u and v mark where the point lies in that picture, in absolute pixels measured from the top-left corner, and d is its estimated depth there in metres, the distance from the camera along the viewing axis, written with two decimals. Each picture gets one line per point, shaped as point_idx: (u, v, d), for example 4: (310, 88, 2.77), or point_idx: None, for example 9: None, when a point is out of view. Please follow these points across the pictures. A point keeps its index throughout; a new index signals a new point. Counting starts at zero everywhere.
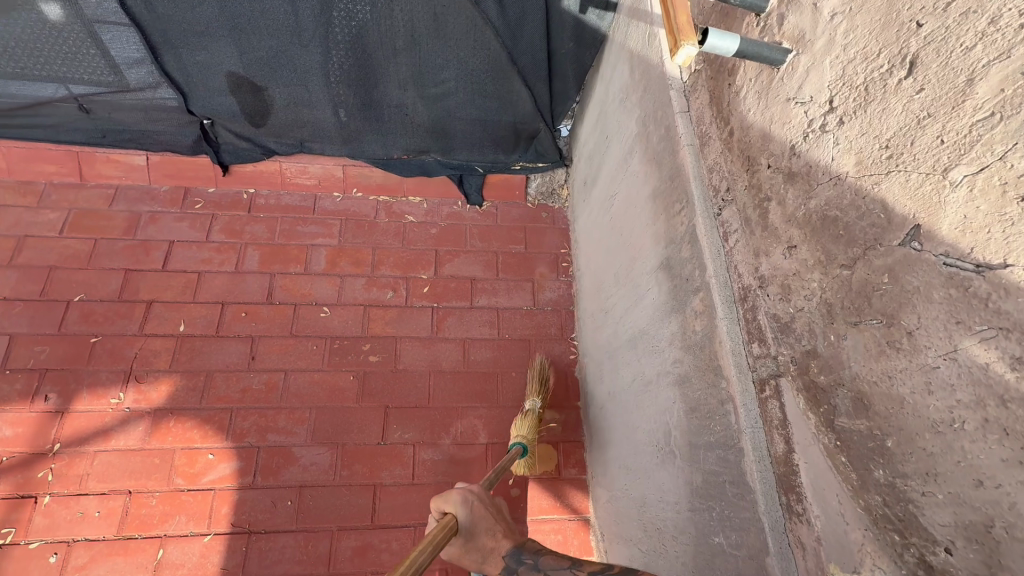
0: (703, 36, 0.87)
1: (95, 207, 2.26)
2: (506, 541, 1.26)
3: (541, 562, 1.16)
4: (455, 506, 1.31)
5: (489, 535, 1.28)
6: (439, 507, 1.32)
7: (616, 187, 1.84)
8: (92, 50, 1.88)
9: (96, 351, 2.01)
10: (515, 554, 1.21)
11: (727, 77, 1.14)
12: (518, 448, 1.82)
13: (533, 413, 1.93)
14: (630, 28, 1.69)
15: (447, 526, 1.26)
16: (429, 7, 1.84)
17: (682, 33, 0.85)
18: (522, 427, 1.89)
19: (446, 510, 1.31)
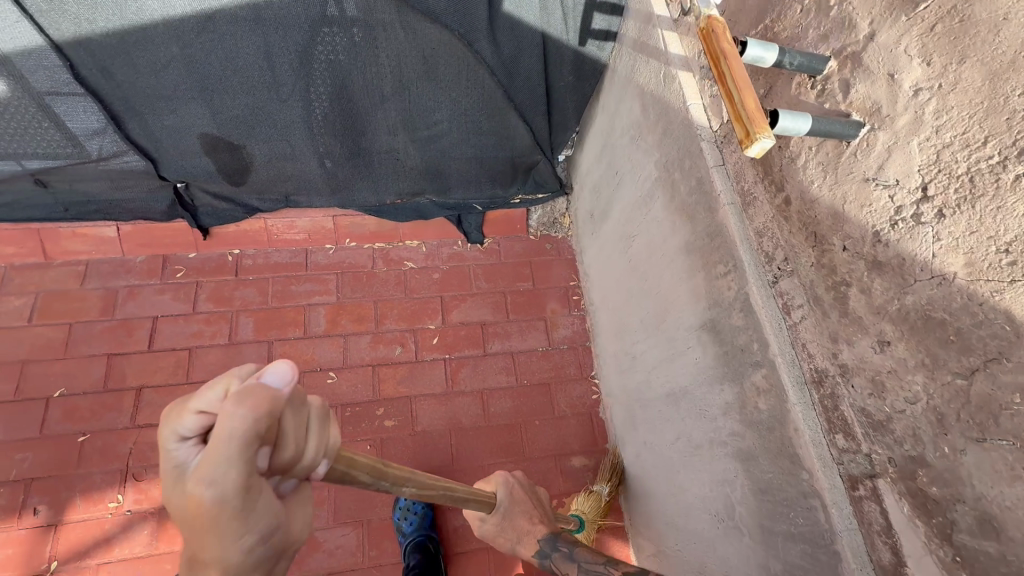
0: (773, 117, 0.79)
1: (65, 288, 2.06)
2: (543, 526, 1.52)
3: (576, 552, 1.45)
4: (496, 486, 1.50)
5: (525, 517, 1.51)
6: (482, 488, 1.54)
7: (633, 228, 1.74)
8: (45, 124, 1.69)
9: (86, 451, 1.84)
10: (551, 539, 1.50)
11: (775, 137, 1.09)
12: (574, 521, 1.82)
13: (597, 491, 1.90)
14: (637, 63, 1.59)
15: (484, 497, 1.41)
16: (418, 50, 1.69)
17: (756, 119, 0.76)
18: (583, 502, 1.89)
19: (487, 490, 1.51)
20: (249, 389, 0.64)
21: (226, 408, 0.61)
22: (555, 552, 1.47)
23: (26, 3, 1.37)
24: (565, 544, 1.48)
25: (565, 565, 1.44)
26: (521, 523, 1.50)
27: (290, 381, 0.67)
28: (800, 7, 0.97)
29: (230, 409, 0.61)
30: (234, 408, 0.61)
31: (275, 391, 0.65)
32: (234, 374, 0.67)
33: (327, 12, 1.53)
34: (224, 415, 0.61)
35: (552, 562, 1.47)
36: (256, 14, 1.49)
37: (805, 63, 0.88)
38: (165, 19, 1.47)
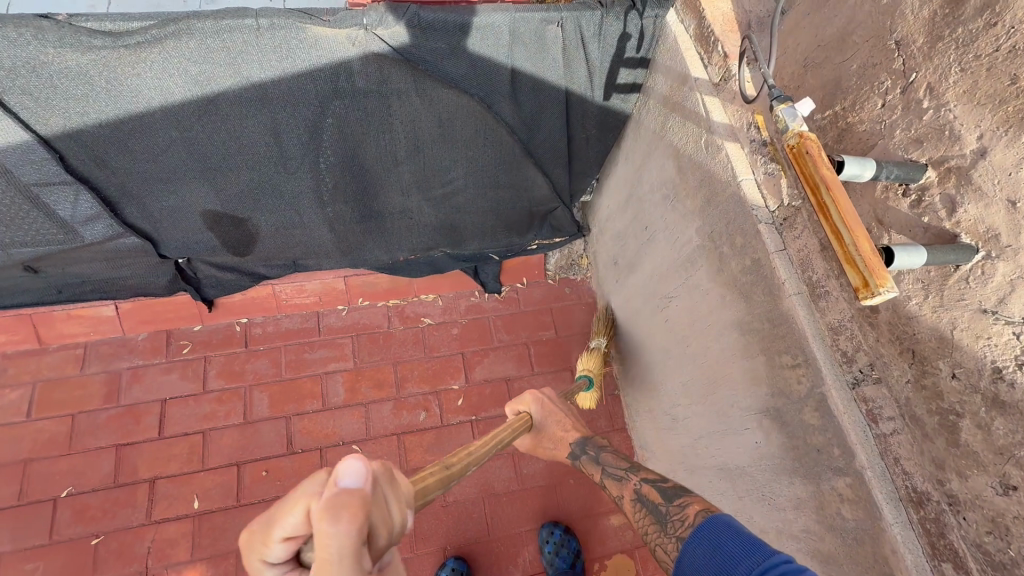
0: (888, 254, 0.72)
1: (64, 374, 1.93)
2: (575, 433, 1.42)
3: (601, 456, 1.34)
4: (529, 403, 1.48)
5: (557, 425, 1.45)
6: (514, 409, 1.48)
7: (667, 288, 1.67)
8: (34, 214, 1.55)
9: (101, 554, 1.73)
10: (582, 443, 1.40)
11: None
12: (583, 380, 1.90)
13: (596, 350, 2.02)
14: (669, 121, 1.50)
15: (524, 421, 1.42)
16: (434, 114, 1.58)
17: (876, 266, 0.68)
18: (588, 362, 1.98)
19: (520, 410, 1.47)
20: (332, 501, 0.59)
21: (325, 529, 0.57)
22: (584, 456, 1.36)
23: (9, 102, 1.24)
24: (594, 448, 1.37)
25: (590, 467, 1.34)
26: (555, 432, 1.44)
27: (367, 476, 0.63)
28: (880, 101, 0.90)
29: (328, 529, 0.57)
30: (332, 528, 0.57)
31: (358, 492, 0.61)
32: (305, 487, 0.61)
33: (338, 86, 1.42)
34: (325, 536, 0.57)
35: (581, 463, 1.38)
36: (262, 93, 1.38)
37: (902, 173, 0.81)
38: (162, 105, 1.34)
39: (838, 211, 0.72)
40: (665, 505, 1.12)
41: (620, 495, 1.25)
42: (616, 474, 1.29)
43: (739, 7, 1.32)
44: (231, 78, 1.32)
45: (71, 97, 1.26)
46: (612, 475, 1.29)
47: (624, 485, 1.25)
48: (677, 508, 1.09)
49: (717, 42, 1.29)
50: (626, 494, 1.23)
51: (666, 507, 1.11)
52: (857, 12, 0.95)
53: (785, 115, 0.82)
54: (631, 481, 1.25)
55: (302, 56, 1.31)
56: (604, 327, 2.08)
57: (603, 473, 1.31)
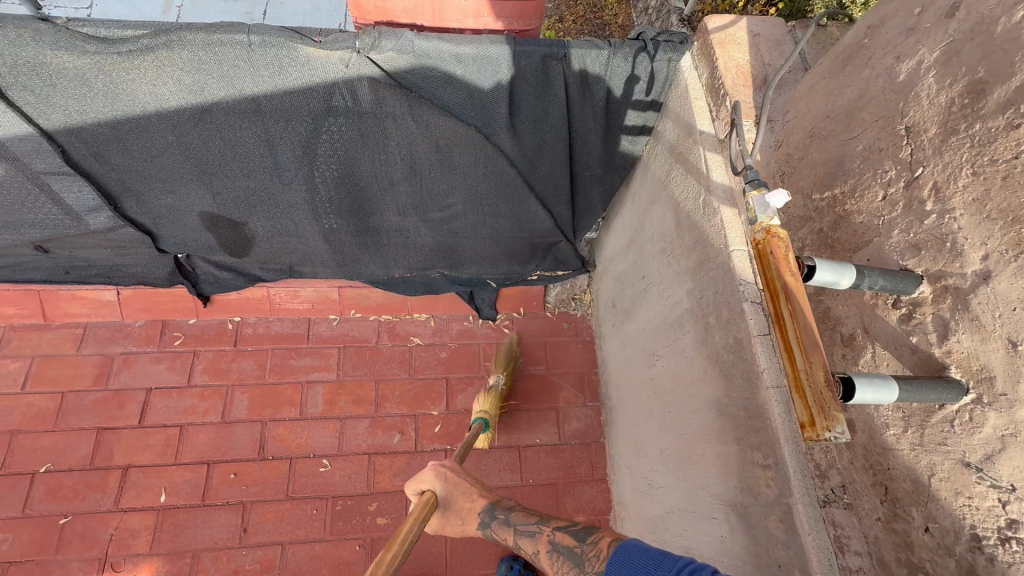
0: (848, 385, 0.66)
1: (62, 352, 2.00)
2: (481, 500, 1.32)
3: (511, 516, 1.23)
4: (431, 482, 1.35)
5: (465, 497, 1.33)
6: (415, 488, 1.36)
7: (656, 345, 1.55)
8: (42, 200, 1.61)
9: (66, 536, 1.76)
10: (490, 509, 1.28)
11: (837, 346, 0.88)
12: (480, 422, 1.79)
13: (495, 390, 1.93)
14: (673, 171, 1.40)
15: (426, 503, 1.29)
16: (432, 139, 1.53)
17: (828, 403, 0.64)
18: (485, 403, 1.88)
19: (423, 489, 1.35)
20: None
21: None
22: (493, 521, 1.24)
23: (13, 97, 1.29)
24: (502, 510, 1.26)
25: (501, 532, 1.22)
26: (461, 505, 1.32)
27: None
28: (882, 193, 0.81)
29: None
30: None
31: None
32: None
33: (333, 104, 1.40)
34: None
35: (491, 531, 1.25)
36: (256, 106, 1.38)
37: (895, 284, 0.73)
38: (158, 110, 1.36)
39: (796, 327, 0.69)
40: (581, 546, 1.06)
41: (536, 551, 1.15)
42: (528, 530, 1.19)
43: (757, 60, 1.23)
44: (225, 90, 1.33)
45: (70, 96, 1.30)
46: (525, 533, 1.19)
47: (538, 538, 1.16)
48: (591, 545, 1.05)
49: (726, 95, 1.20)
50: (542, 547, 1.14)
51: (581, 548, 1.06)
52: (871, 86, 0.85)
53: (758, 203, 0.80)
54: (544, 533, 1.16)
55: (294, 73, 1.31)
56: (503, 364, 2.03)
57: (516, 534, 1.20)
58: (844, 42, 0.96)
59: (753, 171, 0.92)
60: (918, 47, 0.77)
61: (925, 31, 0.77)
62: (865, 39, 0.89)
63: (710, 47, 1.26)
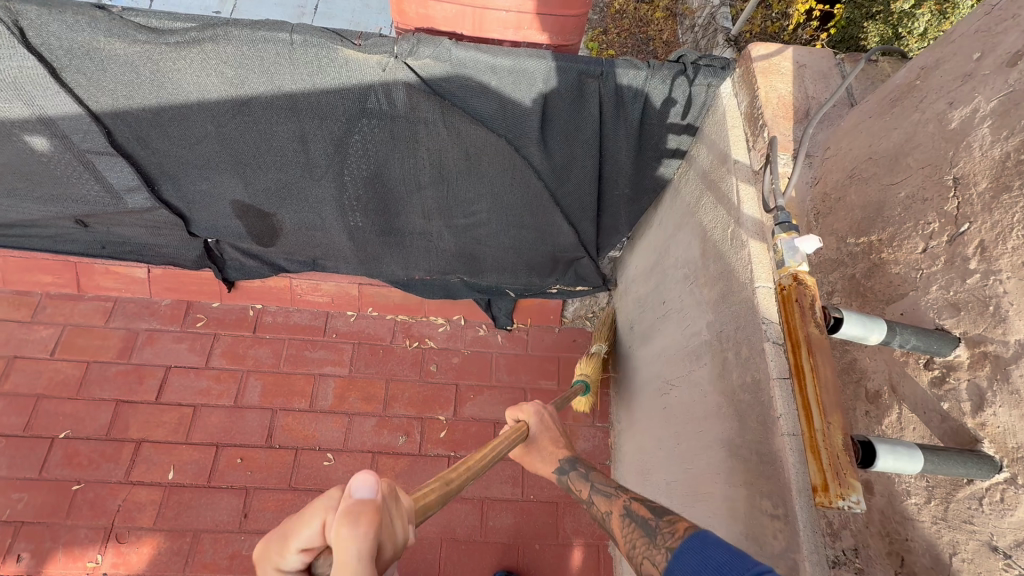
0: (868, 451, 0.63)
1: (91, 323, 2.08)
2: (566, 452, 1.29)
3: (592, 473, 1.18)
4: (529, 415, 1.38)
5: (552, 441, 1.33)
6: (513, 416, 1.40)
7: (670, 375, 1.52)
8: (86, 177, 1.67)
9: (76, 502, 1.81)
10: (572, 460, 1.25)
11: (862, 401, 0.85)
12: (580, 385, 1.88)
13: (596, 355, 2.00)
14: (703, 199, 1.37)
15: (517, 434, 1.31)
16: (461, 146, 1.54)
17: (844, 470, 0.65)
18: (587, 366, 1.95)
19: (520, 418, 1.39)
20: (350, 507, 0.63)
21: (343, 534, 0.61)
22: (573, 472, 1.21)
23: (67, 78, 1.35)
24: (583, 465, 1.22)
25: (579, 485, 1.18)
26: (546, 445, 1.33)
27: None
28: (922, 245, 0.77)
29: None
30: (351, 533, 0.61)
31: None
32: None
33: (366, 106, 1.42)
34: None
35: (569, 482, 1.21)
36: (292, 103, 1.40)
37: (931, 345, 0.69)
38: (200, 100, 1.40)
39: (817, 384, 0.70)
40: (656, 519, 0.96)
41: (607, 512, 1.09)
42: (604, 490, 1.13)
43: (800, 91, 1.20)
44: (264, 85, 1.36)
45: (119, 81, 1.35)
46: (600, 492, 1.13)
47: (613, 501, 1.09)
48: (666, 521, 0.93)
49: (765, 126, 1.16)
50: (615, 510, 1.07)
51: (655, 522, 0.95)
52: (919, 130, 0.81)
53: (785, 246, 0.77)
54: (621, 498, 1.08)
55: (332, 73, 1.33)
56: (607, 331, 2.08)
57: (592, 490, 1.14)
58: (894, 81, 0.92)
59: (785, 213, 0.87)
60: (972, 95, 0.73)
61: (981, 78, 0.73)
62: (917, 80, 0.85)
63: (751, 76, 1.23)
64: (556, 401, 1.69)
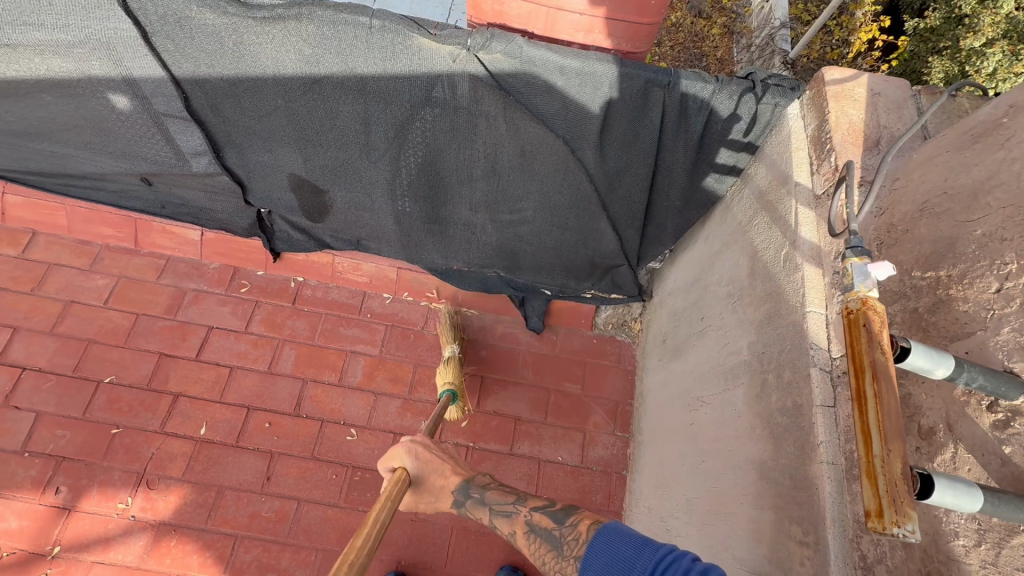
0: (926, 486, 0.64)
1: (143, 278, 2.18)
2: (456, 479, 1.45)
3: (486, 497, 1.36)
4: (401, 459, 1.47)
5: (436, 474, 1.47)
6: (387, 465, 1.47)
7: (703, 391, 1.51)
8: (158, 138, 1.76)
9: (114, 445, 1.91)
10: (463, 488, 1.41)
11: (913, 436, 0.86)
12: (446, 394, 1.90)
13: (452, 360, 2.01)
14: (757, 219, 1.36)
15: (398, 481, 1.41)
16: (518, 142, 1.56)
17: (901, 498, 0.63)
18: (446, 374, 1.97)
19: (394, 466, 1.47)
20: None
21: None
22: (468, 501, 1.38)
23: (155, 42, 1.42)
24: (475, 489, 1.39)
25: (476, 511, 1.36)
26: (434, 483, 1.47)
27: None
28: (995, 285, 0.77)
29: None
30: None
31: None
32: None
33: (432, 94, 1.45)
34: None
35: (467, 511, 1.38)
36: (362, 85, 1.44)
37: (998, 387, 0.70)
38: (275, 75, 1.46)
39: (879, 410, 0.67)
40: (558, 529, 1.23)
41: (512, 531, 1.29)
42: (504, 511, 1.32)
43: (873, 119, 1.18)
44: (338, 65, 1.41)
45: (203, 49, 1.42)
46: (501, 513, 1.32)
47: (515, 520, 1.30)
48: (568, 529, 1.22)
49: (833, 151, 1.15)
50: (518, 528, 1.28)
51: (559, 530, 1.22)
52: (1003, 168, 0.81)
53: (856, 270, 0.76)
54: (520, 516, 1.30)
55: (404, 60, 1.37)
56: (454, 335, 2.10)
57: (491, 514, 1.33)
58: (974, 117, 0.91)
59: (857, 235, 0.85)
60: None
61: None
62: (1003, 118, 0.84)
63: (823, 99, 1.22)
64: (427, 432, 1.67)
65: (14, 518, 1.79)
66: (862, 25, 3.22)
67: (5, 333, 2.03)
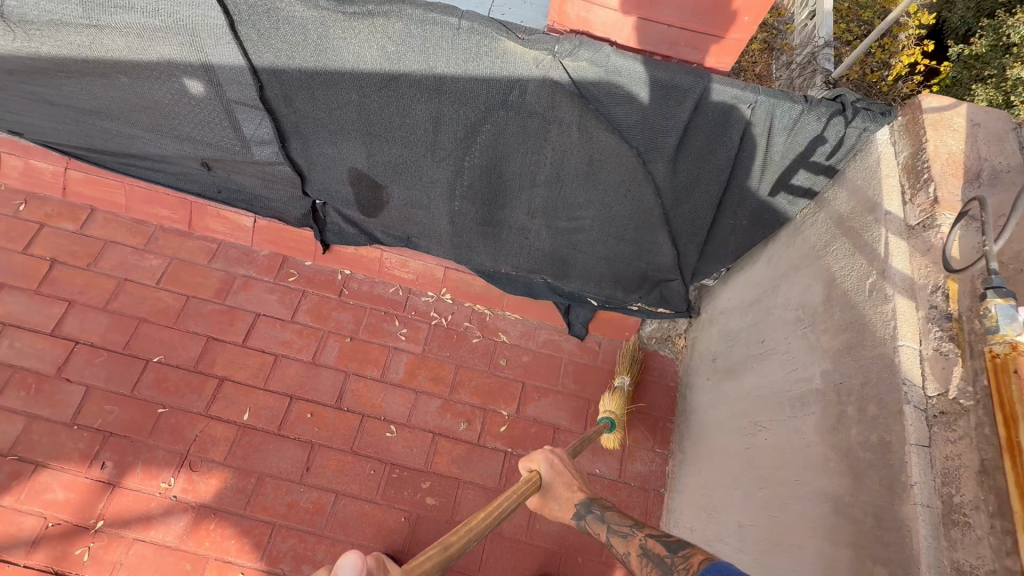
0: None
1: (195, 261, 2.20)
2: (581, 493, 1.32)
3: (606, 515, 1.23)
4: (539, 463, 1.38)
5: (566, 487, 1.34)
6: (525, 464, 1.39)
7: (761, 416, 1.47)
8: (225, 125, 1.78)
9: (160, 424, 1.93)
10: (587, 503, 1.30)
11: None
12: (607, 422, 1.90)
13: (620, 390, 2.01)
14: (835, 244, 1.33)
15: (532, 481, 1.33)
16: (587, 151, 1.55)
17: None
18: (611, 402, 1.97)
19: (531, 468, 1.38)
20: None
21: None
22: (589, 516, 1.26)
23: (240, 31, 1.44)
24: (599, 506, 1.27)
25: (596, 528, 1.22)
26: (559, 493, 1.35)
27: None
28: None
29: None
30: None
31: None
32: None
33: (508, 98, 1.44)
34: None
35: (586, 525, 1.26)
36: (439, 85, 1.45)
37: None
38: (353, 70, 1.47)
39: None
40: (671, 557, 1.03)
41: (625, 553, 1.14)
42: (621, 530, 1.18)
43: (973, 151, 1.15)
44: (418, 64, 1.41)
45: (286, 41, 1.43)
46: (617, 532, 1.18)
47: (630, 541, 1.14)
48: (681, 558, 1.02)
49: (931, 181, 1.11)
50: (632, 550, 1.13)
51: (671, 560, 1.03)
52: None
53: (1001, 311, 0.86)
54: (636, 538, 1.15)
55: (487, 62, 1.37)
56: (627, 365, 2.08)
57: (608, 533, 1.19)
58: None
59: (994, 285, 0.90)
60: None
61: None
62: None
63: (919, 127, 1.18)
64: (571, 447, 1.61)
65: (60, 489, 1.82)
66: (906, 49, 3.15)
67: (60, 306, 2.07)
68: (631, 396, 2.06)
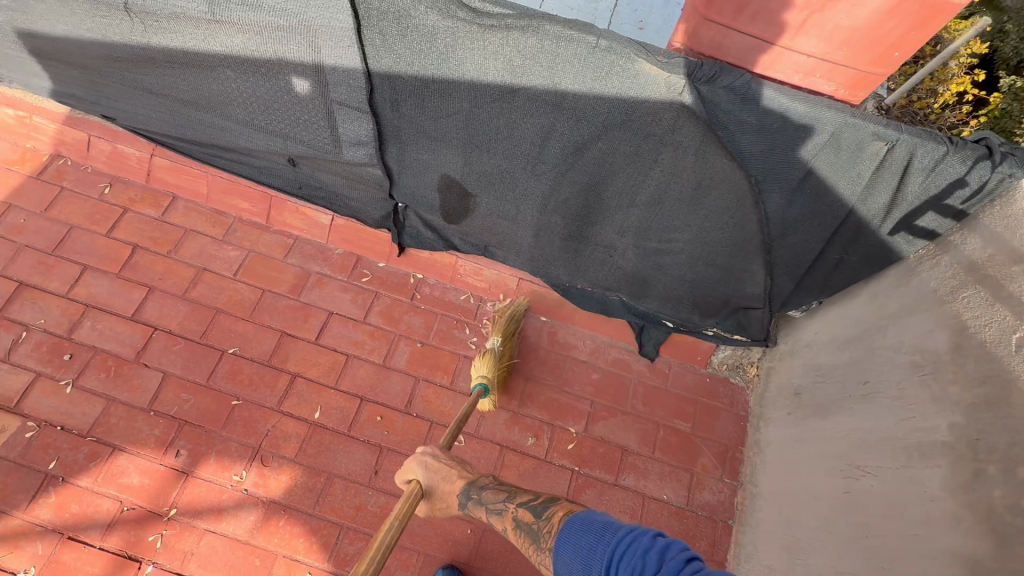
0: None
1: (272, 255, 2.21)
2: (460, 481, 1.48)
3: (483, 497, 1.43)
4: (414, 473, 1.53)
5: (444, 480, 1.49)
6: (403, 478, 1.55)
7: (868, 461, 1.42)
8: (322, 124, 1.78)
9: (233, 416, 1.94)
10: (466, 488, 1.47)
11: None
12: (479, 389, 1.89)
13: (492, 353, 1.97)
14: (967, 291, 1.28)
15: (412, 495, 1.48)
16: (698, 176, 1.51)
17: None
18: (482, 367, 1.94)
19: (409, 479, 1.54)
20: None
21: None
22: (469, 502, 1.45)
23: (364, 35, 1.44)
24: (475, 489, 1.46)
25: (476, 511, 1.43)
26: (444, 490, 1.50)
27: None
28: None
29: None
30: None
31: None
32: None
33: (629, 119, 1.42)
34: None
35: (469, 511, 1.45)
36: (559, 101, 1.43)
37: None
38: (473, 80, 1.46)
39: None
40: (537, 523, 1.32)
41: (503, 526, 1.39)
42: (496, 508, 1.40)
43: None
44: (543, 79, 1.39)
45: (410, 47, 1.43)
46: (495, 512, 1.40)
47: (505, 517, 1.38)
48: (545, 522, 1.31)
49: None
50: (507, 524, 1.38)
51: (537, 524, 1.32)
52: None
53: None
54: (509, 512, 1.38)
55: (616, 82, 1.35)
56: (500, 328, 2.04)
57: (487, 513, 1.41)
58: None
59: None
60: None
61: None
62: None
63: None
64: (442, 442, 1.64)
65: (135, 474, 1.84)
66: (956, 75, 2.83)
67: (141, 291, 2.09)
68: (505, 356, 2.02)
